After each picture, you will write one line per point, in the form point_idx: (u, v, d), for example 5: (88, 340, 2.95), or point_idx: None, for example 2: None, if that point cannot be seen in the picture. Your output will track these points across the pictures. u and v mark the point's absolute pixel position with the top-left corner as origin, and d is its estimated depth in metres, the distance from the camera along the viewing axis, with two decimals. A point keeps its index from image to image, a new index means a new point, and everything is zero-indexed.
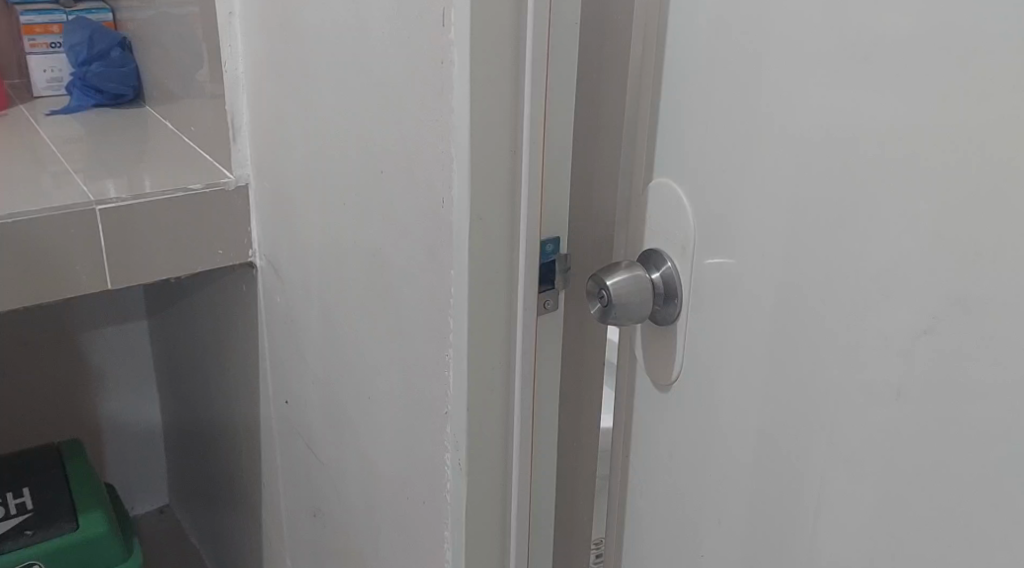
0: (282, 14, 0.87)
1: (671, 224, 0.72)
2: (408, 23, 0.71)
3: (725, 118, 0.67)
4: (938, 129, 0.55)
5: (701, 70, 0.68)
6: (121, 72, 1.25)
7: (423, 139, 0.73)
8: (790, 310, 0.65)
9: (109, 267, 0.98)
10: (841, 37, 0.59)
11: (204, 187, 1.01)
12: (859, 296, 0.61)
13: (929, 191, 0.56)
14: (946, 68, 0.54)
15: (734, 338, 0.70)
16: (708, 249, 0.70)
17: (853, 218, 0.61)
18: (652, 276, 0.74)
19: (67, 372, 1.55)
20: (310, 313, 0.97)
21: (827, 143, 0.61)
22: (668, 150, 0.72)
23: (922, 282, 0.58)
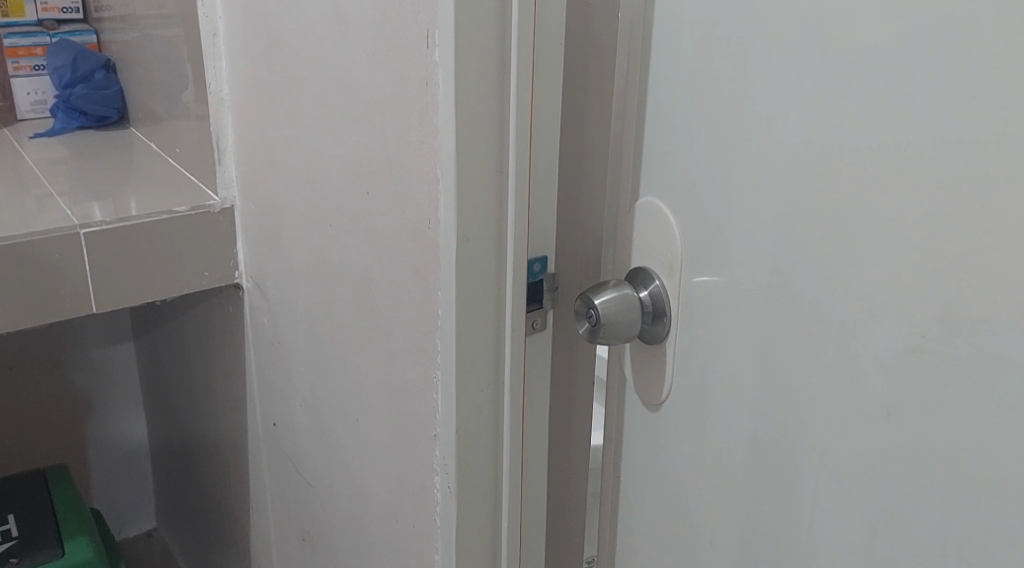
0: (267, 36, 0.87)
1: (658, 243, 0.72)
2: (393, 45, 0.70)
3: (710, 137, 0.67)
4: (922, 147, 0.56)
5: (686, 90, 0.68)
6: (105, 95, 1.25)
7: (409, 160, 0.72)
8: (778, 328, 0.65)
9: (94, 291, 0.97)
10: (825, 56, 0.59)
11: (190, 209, 1.00)
12: (847, 315, 0.61)
13: (916, 209, 0.57)
14: (929, 87, 0.55)
15: (723, 357, 0.69)
16: (695, 268, 0.70)
17: (839, 236, 0.61)
18: (640, 294, 0.73)
19: (51, 396, 1.54)
20: (297, 335, 0.96)
21: (812, 163, 0.61)
22: (654, 169, 0.72)
23: (910, 300, 0.58)
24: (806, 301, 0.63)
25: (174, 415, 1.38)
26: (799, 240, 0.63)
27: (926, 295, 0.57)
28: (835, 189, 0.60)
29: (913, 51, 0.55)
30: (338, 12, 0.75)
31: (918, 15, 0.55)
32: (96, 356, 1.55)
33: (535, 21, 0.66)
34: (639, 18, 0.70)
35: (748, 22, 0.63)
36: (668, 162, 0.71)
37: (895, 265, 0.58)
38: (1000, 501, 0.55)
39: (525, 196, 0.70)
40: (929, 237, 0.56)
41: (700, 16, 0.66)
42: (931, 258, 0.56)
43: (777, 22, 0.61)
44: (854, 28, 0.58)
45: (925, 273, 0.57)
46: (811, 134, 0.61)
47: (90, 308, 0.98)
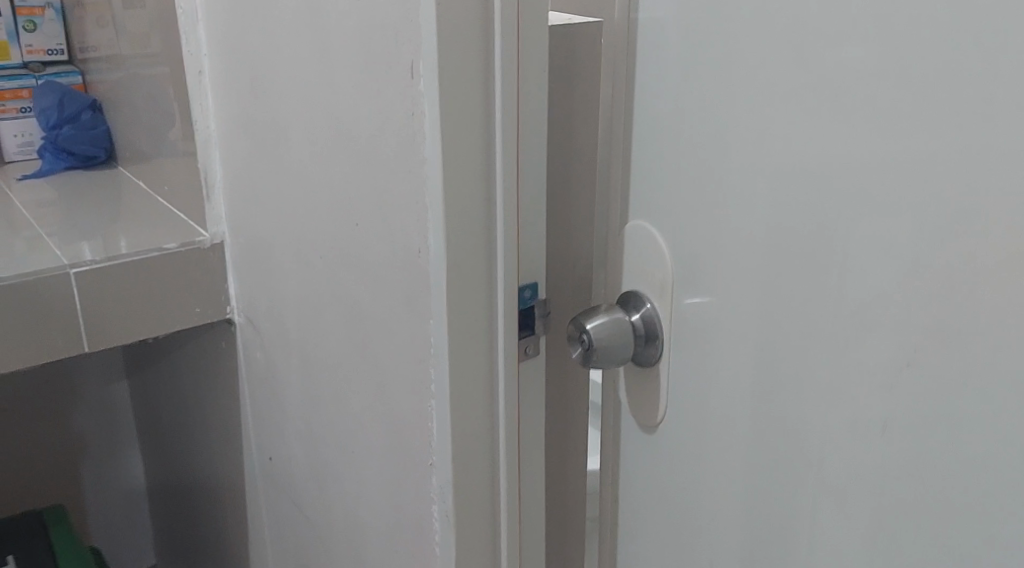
0: (252, 72, 0.87)
1: (649, 265, 0.73)
2: (377, 77, 0.71)
3: (697, 159, 0.68)
4: (906, 163, 0.56)
5: (671, 113, 0.69)
6: (92, 134, 1.25)
7: (396, 190, 0.72)
8: (771, 346, 0.65)
9: (86, 331, 0.97)
10: (808, 76, 0.60)
11: (179, 246, 1.00)
12: (838, 331, 0.61)
13: (902, 225, 0.57)
14: (911, 104, 0.55)
15: (718, 378, 0.69)
16: (686, 289, 0.71)
17: (829, 254, 0.61)
18: (632, 317, 0.73)
19: (45, 437, 1.53)
20: (290, 369, 0.96)
21: (799, 182, 0.62)
22: (641, 192, 0.72)
23: (901, 315, 0.58)
24: (797, 319, 0.63)
25: (169, 453, 1.37)
26: (789, 258, 0.63)
27: (917, 310, 0.57)
28: (822, 206, 0.61)
29: (894, 69, 0.56)
30: (322, 46, 0.76)
31: (897, 34, 0.55)
32: (90, 396, 1.55)
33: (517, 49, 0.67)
34: (622, 44, 0.71)
35: (730, 45, 0.64)
36: (655, 184, 0.71)
37: (885, 280, 0.58)
38: (998, 514, 0.55)
39: (513, 223, 0.71)
40: (917, 252, 0.56)
41: (682, 40, 0.67)
42: (920, 273, 0.56)
43: (759, 44, 0.62)
44: (835, 48, 0.58)
45: (915, 288, 0.57)
46: (796, 154, 0.61)
47: (83, 347, 0.97)
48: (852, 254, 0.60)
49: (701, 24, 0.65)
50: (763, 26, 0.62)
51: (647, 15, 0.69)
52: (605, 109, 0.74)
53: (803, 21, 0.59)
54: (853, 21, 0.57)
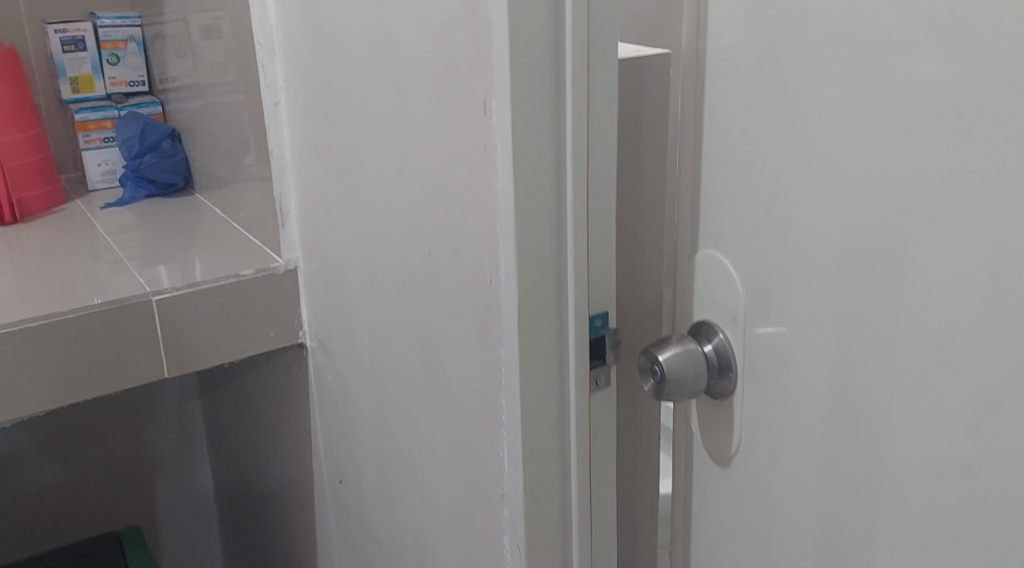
0: (327, 104, 0.89)
1: (721, 296, 0.72)
2: (450, 110, 0.71)
3: (770, 190, 0.67)
4: (990, 200, 0.55)
5: (743, 144, 0.68)
6: (172, 162, 1.29)
7: (467, 221, 0.73)
8: (848, 381, 0.64)
9: (166, 357, 0.99)
10: (885, 107, 0.59)
11: (255, 272, 1.02)
12: (920, 368, 0.60)
13: (986, 261, 0.56)
14: (994, 140, 0.54)
15: (792, 412, 0.68)
16: (759, 321, 0.70)
17: (908, 290, 0.60)
18: (704, 348, 0.73)
19: (123, 455, 1.57)
20: (361, 394, 0.97)
21: (877, 216, 0.61)
22: (714, 221, 0.72)
23: (986, 355, 0.56)
24: (875, 354, 0.62)
25: (242, 473, 1.40)
26: (866, 292, 0.62)
27: (1002, 348, 0.56)
28: (901, 239, 0.59)
29: (977, 100, 0.54)
30: (395, 79, 0.77)
31: (981, 65, 0.54)
32: (167, 414, 1.58)
33: (589, 83, 0.67)
34: (693, 73, 0.71)
35: (805, 75, 0.63)
36: (728, 214, 0.71)
37: (969, 316, 0.57)
38: None
39: (584, 254, 0.71)
40: (1003, 289, 0.55)
41: (755, 70, 0.66)
42: (1006, 309, 0.55)
43: (835, 75, 0.61)
44: (914, 79, 0.57)
45: (1000, 325, 0.55)
46: (874, 186, 0.60)
47: (164, 372, 0.99)
48: (933, 290, 0.58)
49: (775, 54, 0.64)
50: (838, 57, 0.61)
51: (719, 45, 0.68)
52: (676, 138, 0.73)
53: (880, 51, 0.58)
54: (934, 52, 0.56)
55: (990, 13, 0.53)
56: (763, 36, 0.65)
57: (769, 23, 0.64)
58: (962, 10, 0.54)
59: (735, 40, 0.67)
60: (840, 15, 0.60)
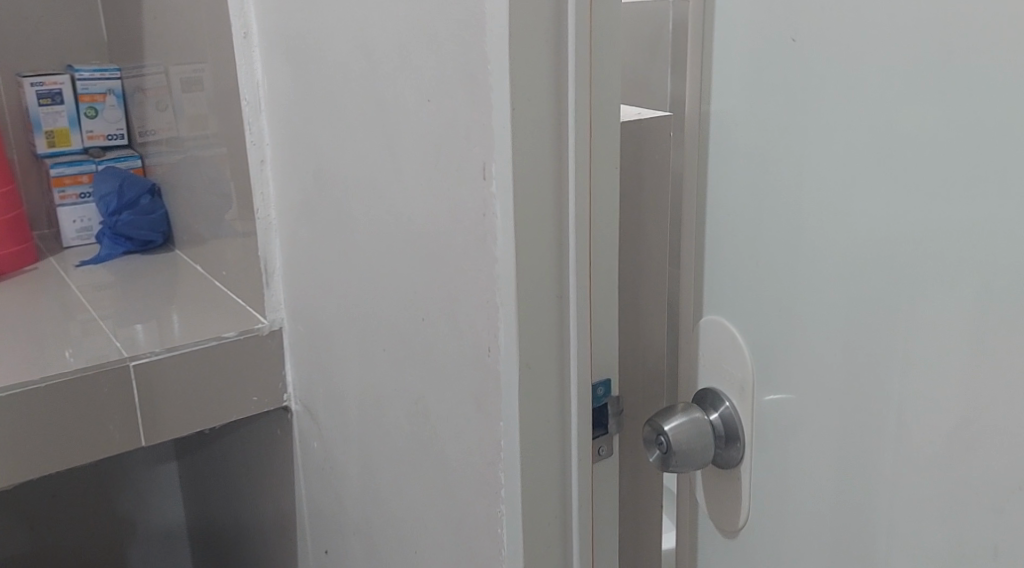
0: (315, 163, 0.86)
1: (727, 364, 0.70)
2: (447, 173, 0.69)
3: (778, 254, 0.65)
4: (1015, 273, 0.53)
5: (749, 209, 0.66)
6: (150, 220, 1.26)
7: (465, 287, 0.70)
8: (864, 456, 0.62)
9: (143, 424, 0.95)
10: (900, 174, 0.57)
11: (238, 334, 0.99)
12: (941, 443, 0.58)
13: (1013, 335, 0.54)
14: (1016, 212, 0.52)
15: (806, 486, 0.66)
16: (767, 388, 0.67)
17: (927, 363, 0.58)
18: (711, 417, 0.70)
19: (96, 519, 1.52)
20: (349, 461, 0.93)
21: (892, 286, 0.59)
22: (719, 286, 0.70)
23: (1014, 434, 0.54)
24: (893, 428, 0.60)
25: (219, 537, 1.35)
26: (882, 362, 0.60)
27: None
28: (918, 309, 0.57)
29: (997, 168, 0.53)
30: (388, 140, 0.75)
31: (1001, 134, 0.52)
32: (142, 475, 1.53)
33: (591, 147, 0.65)
34: (696, 135, 0.69)
35: (813, 140, 0.61)
36: (733, 279, 0.68)
37: (992, 389, 0.55)
38: None
39: (587, 321, 0.68)
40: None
41: (760, 133, 0.65)
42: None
43: (844, 140, 0.60)
44: (928, 146, 0.56)
45: None
46: (887, 255, 0.58)
47: (141, 440, 0.96)
48: (955, 363, 0.56)
49: (781, 118, 0.63)
50: (848, 123, 0.59)
51: (724, 107, 0.67)
52: (679, 199, 0.72)
53: (894, 120, 0.57)
54: (948, 119, 0.54)
55: (1009, 80, 0.52)
56: (768, 99, 0.63)
57: (776, 86, 0.63)
58: (978, 81, 0.53)
59: (741, 102, 0.65)
60: (849, 81, 0.59)
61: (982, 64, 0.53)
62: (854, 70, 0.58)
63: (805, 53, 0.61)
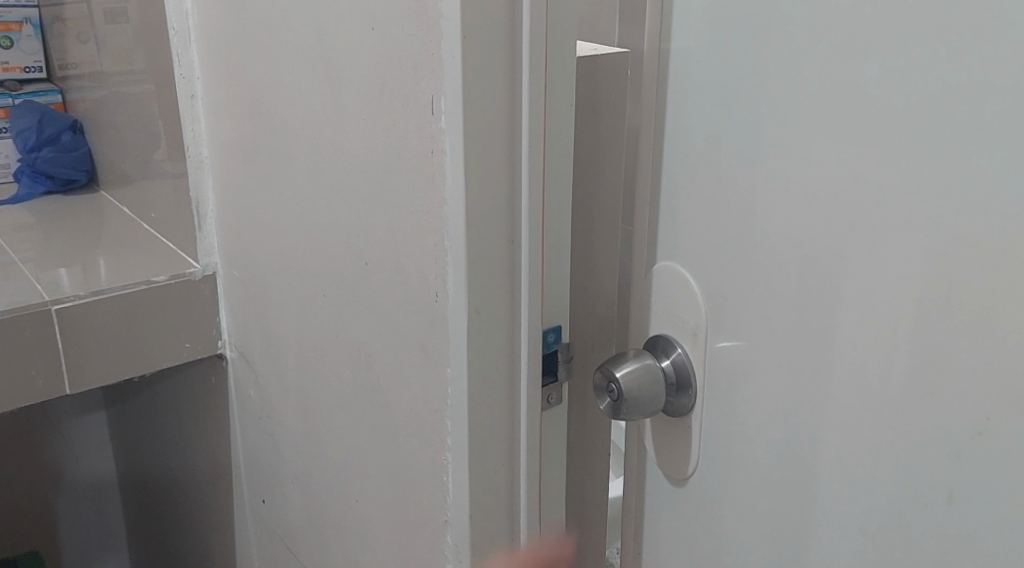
0: (251, 99, 0.82)
1: (680, 310, 0.68)
2: (393, 110, 0.66)
3: (734, 201, 0.63)
4: (972, 219, 0.52)
5: (706, 151, 0.64)
6: (73, 157, 1.20)
7: (412, 230, 0.67)
8: (818, 405, 0.61)
9: (67, 370, 0.91)
10: (863, 120, 0.55)
11: (169, 279, 0.95)
12: (895, 394, 0.57)
13: (971, 282, 0.53)
14: (974, 156, 0.51)
15: (757, 434, 0.65)
16: (719, 336, 0.66)
17: (883, 311, 0.57)
18: (663, 364, 0.69)
19: (21, 471, 1.46)
20: (287, 411, 0.90)
21: (847, 233, 0.57)
22: (673, 232, 0.68)
23: (972, 380, 0.54)
24: (847, 376, 0.59)
25: (149, 486, 1.31)
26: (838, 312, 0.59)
27: (988, 374, 0.53)
28: (876, 258, 0.56)
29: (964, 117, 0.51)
30: (329, 75, 0.71)
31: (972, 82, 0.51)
32: (68, 426, 1.48)
33: (546, 82, 0.62)
34: (652, 74, 0.67)
35: (775, 83, 0.59)
36: (688, 225, 0.67)
37: (951, 340, 0.54)
38: None
39: (539, 263, 0.65)
40: (990, 316, 0.52)
41: (720, 74, 0.62)
42: (992, 338, 0.53)
43: (807, 83, 0.58)
44: (894, 92, 0.54)
45: (987, 349, 0.53)
46: (847, 204, 0.57)
47: (66, 388, 0.91)
48: (912, 314, 0.55)
49: (743, 59, 0.61)
50: (812, 66, 0.57)
51: (684, 46, 0.64)
52: (633, 141, 0.69)
53: (861, 63, 0.55)
54: (916, 65, 0.53)
55: (983, 25, 0.50)
56: (730, 39, 0.61)
57: (739, 26, 0.61)
58: (952, 25, 0.51)
59: (702, 42, 0.63)
60: (815, 22, 0.57)
61: (957, 6, 0.51)
62: (821, 10, 0.56)
63: None
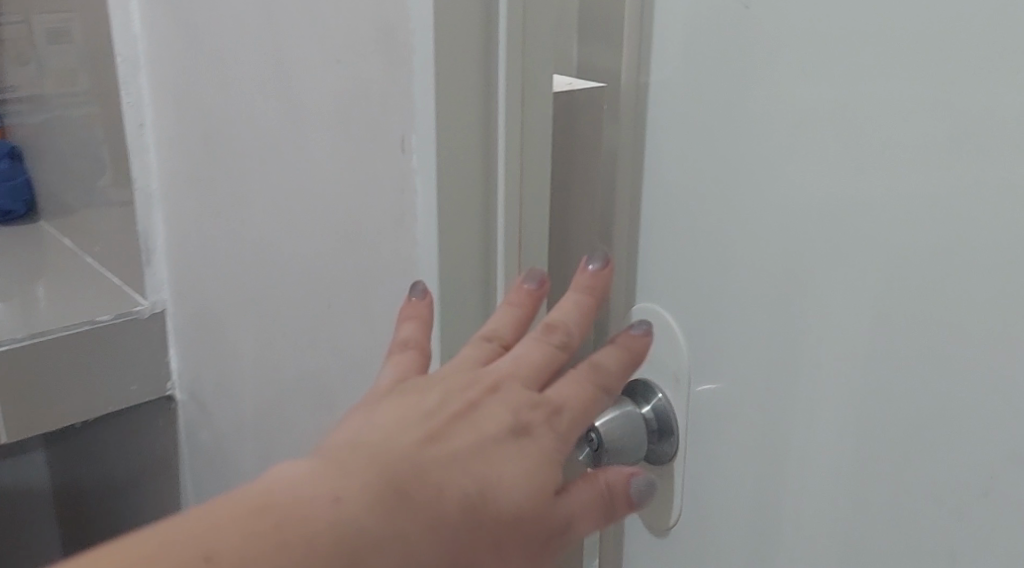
0: (204, 130, 0.78)
1: (659, 354, 0.65)
2: (359, 147, 0.62)
3: (710, 246, 0.59)
4: (959, 257, 0.48)
5: (682, 184, 0.60)
6: (10, 186, 1.13)
7: (380, 272, 0.64)
8: (807, 456, 0.57)
9: (8, 423, 0.85)
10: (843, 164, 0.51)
11: (114, 317, 0.90)
12: (881, 461, 0.53)
13: (964, 326, 0.48)
14: (956, 190, 0.47)
15: (743, 484, 0.61)
16: (698, 385, 0.63)
17: (869, 356, 0.52)
18: (643, 410, 0.66)
19: None
20: (242, 456, 0.86)
21: (829, 274, 0.53)
22: (648, 275, 0.65)
23: (971, 434, 0.49)
24: (838, 427, 0.55)
25: (91, 532, 1.25)
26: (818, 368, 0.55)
27: (990, 428, 0.48)
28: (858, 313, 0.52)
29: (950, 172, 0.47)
30: (290, 108, 0.67)
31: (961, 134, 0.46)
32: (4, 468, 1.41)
33: (521, 117, 0.58)
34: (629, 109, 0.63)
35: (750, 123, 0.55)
36: (665, 270, 0.63)
37: (934, 409, 0.50)
38: None
39: None
40: (976, 388, 0.48)
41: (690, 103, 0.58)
42: (980, 411, 0.48)
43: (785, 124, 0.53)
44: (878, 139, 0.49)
45: (985, 400, 0.48)
46: (828, 256, 0.53)
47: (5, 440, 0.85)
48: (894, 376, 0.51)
49: (718, 99, 0.57)
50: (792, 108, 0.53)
51: (660, 81, 0.60)
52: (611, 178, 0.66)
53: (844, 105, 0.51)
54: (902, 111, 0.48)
55: (974, 74, 0.45)
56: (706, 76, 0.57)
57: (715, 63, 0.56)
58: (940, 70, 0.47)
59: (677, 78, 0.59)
60: (796, 59, 0.52)
61: (946, 50, 0.46)
62: (801, 48, 0.52)
63: (752, 23, 0.54)
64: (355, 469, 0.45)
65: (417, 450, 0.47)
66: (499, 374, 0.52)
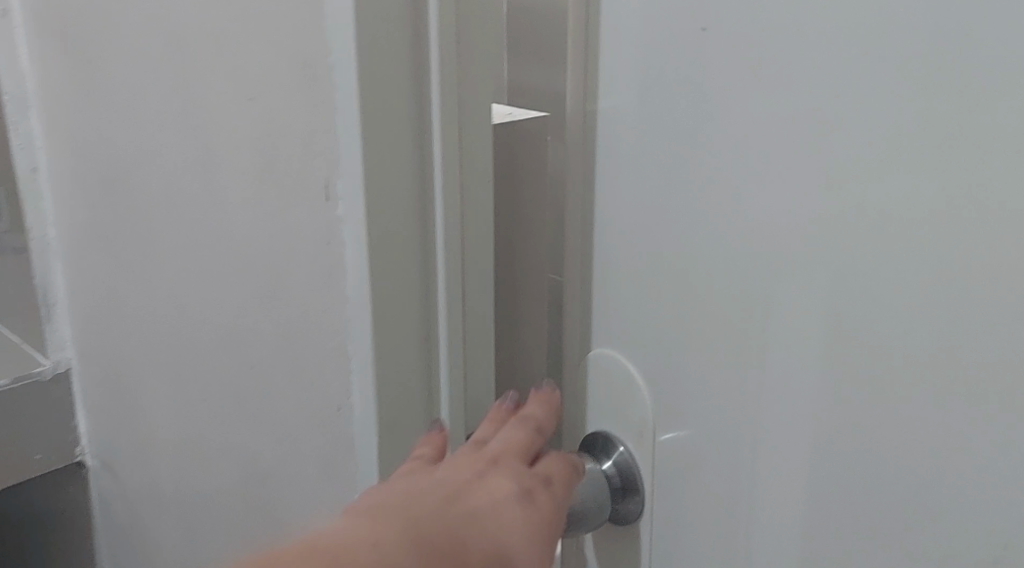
0: (106, 173, 0.70)
1: (616, 406, 0.57)
2: (278, 192, 0.56)
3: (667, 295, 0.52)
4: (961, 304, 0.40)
5: (631, 221, 0.54)
6: None
7: (309, 331, 0.57)
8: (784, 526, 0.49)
9: None
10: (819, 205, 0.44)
11: (12, 380, 0.81)
12: (866, 539, 0.46)
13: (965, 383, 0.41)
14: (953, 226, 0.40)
15: (714, 555, 0.53)
16: (657, 447, 0.55)
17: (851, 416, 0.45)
18: (604, 466, 0.58)
19: None
20: (162, 529, 0.78)
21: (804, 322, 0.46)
22: (599, 324, 0.58)
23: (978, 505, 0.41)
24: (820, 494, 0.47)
25: None
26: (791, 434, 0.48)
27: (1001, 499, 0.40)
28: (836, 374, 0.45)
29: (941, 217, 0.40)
30: (200, 150, 0.60)
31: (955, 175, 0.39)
32: None
33: (461, 159, 0.52)
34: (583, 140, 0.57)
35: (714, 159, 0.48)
36: (615, 320, 0.57)
37: (927, 486, 0.43)
38: None
39: (461, 360, 0.55)
40: (979, 463, 0.41)
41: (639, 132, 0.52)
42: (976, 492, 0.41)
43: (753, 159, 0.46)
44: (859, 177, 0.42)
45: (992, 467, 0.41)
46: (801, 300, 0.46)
47: None
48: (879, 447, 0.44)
49: (671, 133, 0.50)
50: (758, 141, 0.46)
51: (606, 110, 0.53)
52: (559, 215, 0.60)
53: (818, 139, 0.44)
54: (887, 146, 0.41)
55: (971, 106, 0.38)
56: (660, 106, 0.50)
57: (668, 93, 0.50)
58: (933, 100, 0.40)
59: (629, 108, 0.52)
60: (763, 86, 0.45)
61: (938, 79, 0.39)
62: (769, 73, 0.45)
63: (711, 48, 0.47)
64: (383, 531, 0.40)
65: (437, 514, 0.42)
66: (497, 451, 0.47)
